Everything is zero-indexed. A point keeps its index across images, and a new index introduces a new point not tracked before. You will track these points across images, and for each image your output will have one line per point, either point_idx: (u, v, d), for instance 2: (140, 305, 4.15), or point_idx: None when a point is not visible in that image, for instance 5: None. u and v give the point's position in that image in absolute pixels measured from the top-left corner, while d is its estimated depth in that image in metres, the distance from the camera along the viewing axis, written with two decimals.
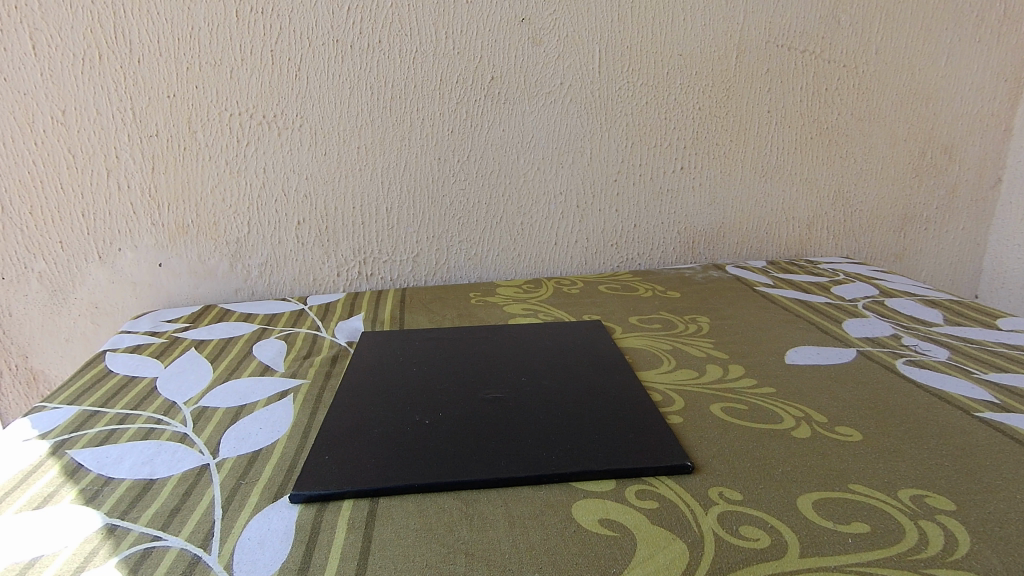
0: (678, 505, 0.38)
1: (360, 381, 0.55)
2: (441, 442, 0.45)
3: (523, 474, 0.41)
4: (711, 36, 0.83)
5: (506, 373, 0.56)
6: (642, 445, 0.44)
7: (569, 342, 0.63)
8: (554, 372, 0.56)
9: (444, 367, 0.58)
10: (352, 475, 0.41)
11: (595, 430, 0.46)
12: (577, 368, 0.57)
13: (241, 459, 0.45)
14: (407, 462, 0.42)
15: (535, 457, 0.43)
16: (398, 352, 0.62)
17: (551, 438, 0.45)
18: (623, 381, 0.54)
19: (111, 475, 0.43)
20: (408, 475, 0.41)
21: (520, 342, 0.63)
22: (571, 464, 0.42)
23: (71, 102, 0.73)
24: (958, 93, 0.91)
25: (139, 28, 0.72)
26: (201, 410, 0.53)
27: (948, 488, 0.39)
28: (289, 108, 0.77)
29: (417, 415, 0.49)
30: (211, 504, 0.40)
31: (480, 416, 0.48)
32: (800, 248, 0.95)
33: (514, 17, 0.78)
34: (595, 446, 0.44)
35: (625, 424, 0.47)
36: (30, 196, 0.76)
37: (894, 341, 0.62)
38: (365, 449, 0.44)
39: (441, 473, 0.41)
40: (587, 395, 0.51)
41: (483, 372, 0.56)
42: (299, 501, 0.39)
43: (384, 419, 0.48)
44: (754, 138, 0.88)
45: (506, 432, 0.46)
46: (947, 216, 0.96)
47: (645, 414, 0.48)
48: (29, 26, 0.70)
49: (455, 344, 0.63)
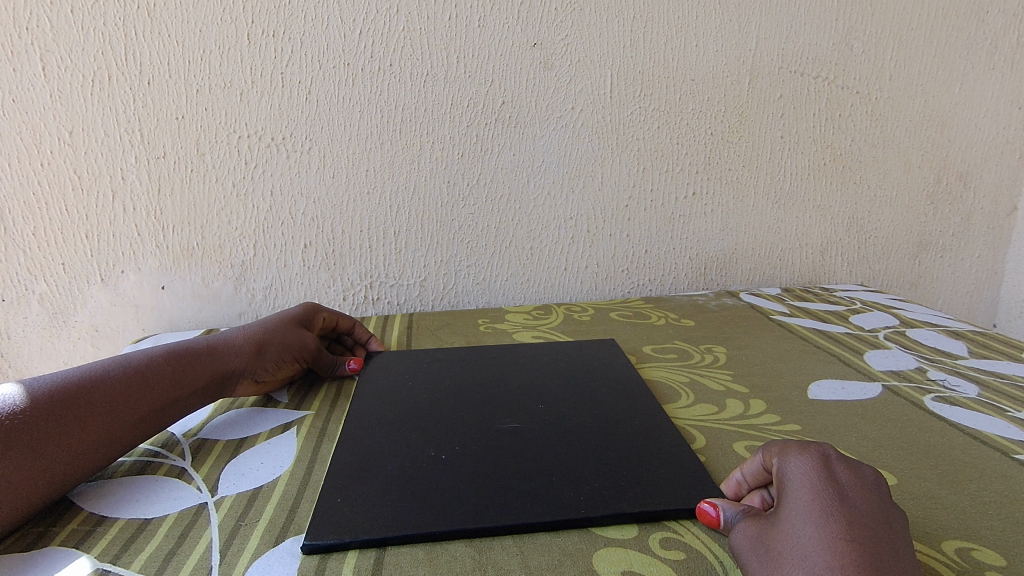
0: (706, 556, 0.36)
1: (367, 409, 0.53)
2: (457, 481, 0.42)
3: (545, 519, 0.38)
4: (723, 62, 0.82)
5: (523, 400, 0.54)
6: (671, 485, 0.41)
7: (587, 367, 0.61)
8: (573, 399, 0.54)
9: (455, 395, 0.55)
10: (361, 519, 0.39)
11: (620, 464, 0.44)
12: (597, 394, 0.55)
13: (242, 497, 0.43)
14: (420, 501, 0.40)
15: (560, 495, 0.40)
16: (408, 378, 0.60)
17: (575, 476, 0.42)
18: (645, 408, 0.52)
19: (104, 514, 0.41)
20: (420, 518, 0.39)
21: (536, 367, 0.61)
22: (596, 507, 0.39)
23: (78, 123, 0.73)
24: (972, 119, 0.89)
25: (149, 50, 0.72)
26: (199, 443, 0.50)
27: (994, 541, 0.36)
28: (299, 130, 0.77)
29: (432, 450, 0.46)
30: (209, 548, 0.38)
31: (498, 449, 0.46)
32: (813, 275, 0.94)
33: (526, 42, 0.77)
34: (621, 485, 0.41)
35: (650, 459, 0.44)
36: (33, 217, 0.75)
37: (920, 375, 0.60)
38: (372, 490, 0.42)
39: (456, 516, 0.39)
40: (610, 426, 0.49)
41: (497, 401, 0.54)
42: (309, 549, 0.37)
43: (397, 455, 0.46)
44: (767, 164, 0.87)
45: (525, 469, 0.44)
46: (963, 244, 0.94)
47: (672, 444, 0.46)
48: (39, 47, 0.70)
49: (466, 365, 0.62)
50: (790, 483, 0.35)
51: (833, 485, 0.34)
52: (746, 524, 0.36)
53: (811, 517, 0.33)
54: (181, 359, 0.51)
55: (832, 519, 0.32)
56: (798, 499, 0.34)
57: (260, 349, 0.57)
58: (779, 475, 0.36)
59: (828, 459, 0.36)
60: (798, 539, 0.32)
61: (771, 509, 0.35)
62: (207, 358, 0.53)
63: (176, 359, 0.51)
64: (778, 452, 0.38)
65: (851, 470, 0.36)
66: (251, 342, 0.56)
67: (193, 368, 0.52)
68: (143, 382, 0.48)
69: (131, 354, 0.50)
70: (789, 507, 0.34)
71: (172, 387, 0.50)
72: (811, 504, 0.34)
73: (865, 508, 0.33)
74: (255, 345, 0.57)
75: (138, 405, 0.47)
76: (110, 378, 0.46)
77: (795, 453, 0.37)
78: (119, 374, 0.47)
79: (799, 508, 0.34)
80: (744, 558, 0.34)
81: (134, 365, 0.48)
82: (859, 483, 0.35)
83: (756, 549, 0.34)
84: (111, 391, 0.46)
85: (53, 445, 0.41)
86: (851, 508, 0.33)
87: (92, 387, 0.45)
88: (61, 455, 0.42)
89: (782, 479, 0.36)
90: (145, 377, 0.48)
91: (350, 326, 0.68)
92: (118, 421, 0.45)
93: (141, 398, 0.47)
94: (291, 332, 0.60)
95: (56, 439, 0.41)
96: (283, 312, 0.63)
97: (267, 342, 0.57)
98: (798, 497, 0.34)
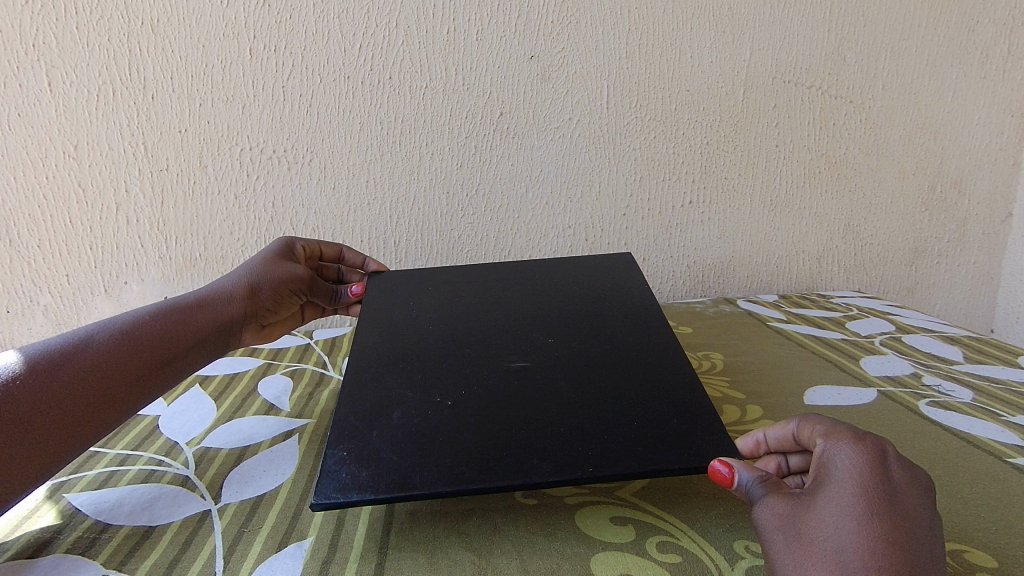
0: (702, 560, 0.36)
1: (373, 346, 0.54)
2: (465, 431, 0.42)
3: (555, 477, 0.38)
4: (718, 73, 0.83)
5: (531, 335, 0.54)
6: (686, 436, 0.41)
7: (601, 299, 0.60)
8: (583, 334, 0.54)
9: (462, 326, 0.56)
10: (364, 480, 0.38)
11: (632, 417, 0.43)
12: (610, 330, 0.54)
13: (245, 504, 0.43)
14: (423, 461, 0.40)
15: (568, 454, 0.40)
16: (413, 308, 0.60)
17: (587, 428, 0.42)
18: (659, 350, 0.51)
19: (109, 522, 0.42)
20: (422, 481, 0.38)
21: (541, 297, 0.62)
22: (608, 465, 0.38)
23: (83, 137, 0.74)
24: (965, 126, 0.90)
25: (153, 65, 0.73)
26: (203, 451, 0.51)
27: (986, 542, 0.37)
28: (300, 142, 0.78)
29: (438, 395, 0.46)
30: (212, 554, 0.38)
31: (506, 392, 0.46)
32: (810, 282, 0.95)
33: (524, 54, 0.79)
34: (634, 439, 0.40)
35: (663, 410, 0.43)
36: (38, 229, 0.76)
37: (915, 380, 0.60)
38: (383, 443, 0.42)
39: (461, 477, 0.38)
40: (623, 369, 0.48)
41: (503, 332, 0.55)
42: (320, 509, 0.36)
43: (404, 401, 0.46)
44: (763, 172, 0.88)
45: (535, 417, 0.43)
46: (958, 250, 0.95)
47: (688, 393, 0.45)
48: (45, 63, 0.71)
49: (473, 298, 0.62)
50: (836, 471, 0.34)
51: (883, 481, 0.33)
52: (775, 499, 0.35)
53: (853, 512, 0.32)
54: (182, 308, 0.53)
55: (877, 518, 0.31)
56: (842, 490, 0.33)
57: (251, 287, 0.59)
58: (825, 460, 0.35)
59: (882, 452, 0.35)
60: (836, 531, 0.32)
61: (810, 490, 0.34)
62: (202, 308, 0.55)
63: (177, 308, 0.53)
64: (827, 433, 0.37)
65: (905, 467, 0.35)
66: (242, 283, 0.59)
67: (194, 312, 0.54)
68: (153, 334, 0.49)
69: (118, 318, 0.50)
70: (831, 495, 0.33)
71: (181, 331, 0.51)
72: (856, 498, 0.33)
73: (913, 510, 0.32)
74: (244, 287, 0.59)
75: (152, 349, 0.48)
76: (118, 331, 0.48)
77: (847, 440, 0.36)
78: (125, 328, 0.48)
79: (844, 496, 0.33)
80: (772, 535, 0.34)
81: (138, 318, 0.50)
82: (911, 484, 0.34)
83: (786, 530, 0.34)
84: (123, 341, 0.47)
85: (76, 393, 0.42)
86: (898, 510, 0.32)
87: (104, 341, 0.46)
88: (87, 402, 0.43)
89: (828, 465, 0.35)
90: (153, 328, 0.50)
91: (337, 253, 0.71)
92: (128, 372, 0.46)
93: (154, 344, 0.49)
94: (277, 266, 0.62)
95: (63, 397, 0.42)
96: (265, 250, 0.65)
97: (256, 279, 0.60)
98: (843, 488, 0.33)
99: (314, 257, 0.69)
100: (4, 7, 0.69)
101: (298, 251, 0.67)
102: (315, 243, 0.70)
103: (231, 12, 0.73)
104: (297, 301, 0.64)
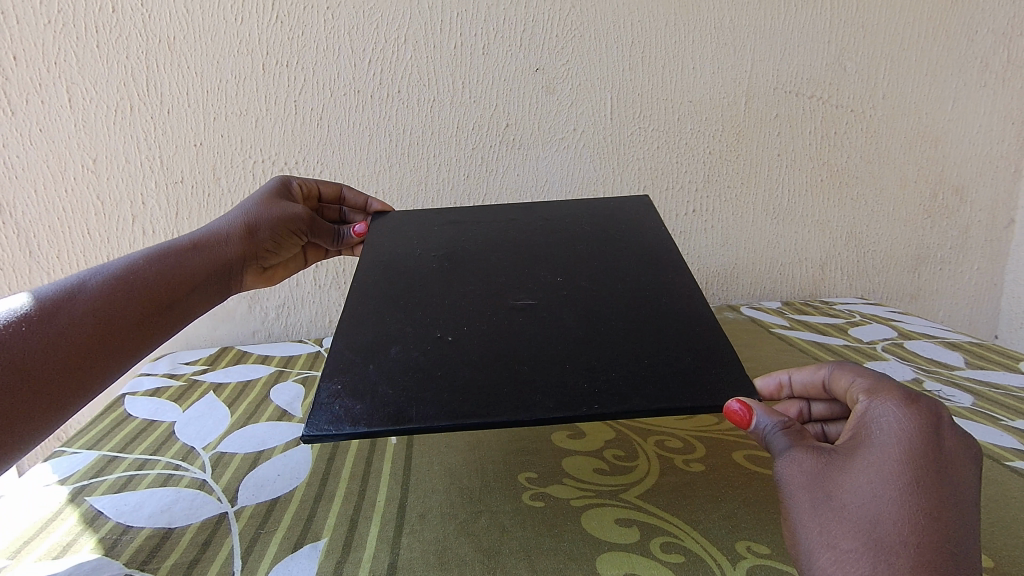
0: (705, 560, 0.37)
1: (373, 280, 0.53)
2: (465, 367, 0.43)
3: (560, 415, 0.38)
4: (720, 84, 0.85)
5: (538, 270, 0.54)
6: (696, 374, 0.41)
7: (615, 234, 0.58)
8: (594, 271, 0.53)
9: (469, 263, 0.56)
10: (358, 411, 0.39)
11: (641, 356, 0.43)
12: (623, 266, 0.53)
13: (260, 507, 0.45)
14: (421, 394, 0.40)
15: (575, 390, 0.40)
16: (420, 245, 0.59)
17: (597, 365, 0.42)
18: (671, 286, 0.50)
19: (130, 523, 0.43)
20: (417, 415, 0.39)
21: (553, 231, 0.60)
22: (618, 402, 0.39)
23: (101, 151, 0.76)
24: (966, 134, 0.91)
25: (170, 81, 0.75)
26: (218, 455, 0.53)
27: (984, 543, 0.38)
28: (311, 155, 0.80)
29: (438, 331, 0.47)
30: (230, 554, 0.40)
31: (506, 328, 0.47)
32: (814, 289, 0.96)
33: (529, 67, 0.81)
34: (645, 378, 0.41)
35: (674, 349, 0.43)
36: (57, 240, 0.78)
37: (916, 385, 0.61)
38: (380, 375, 0.42)
39: (459, 413, 0.39)
40: (636, 306, 0.48)
41: (511, 269, 0.54)
42: (309, 440, 0.37)
43: (403, 336, 0.46)
44: (766, 181, 0.90)
45: (540, 356, 0.43)
46: (961, 257, 0.96)
47: (701, 333, 0.45)
48: (66, 80, 0.73)
49: (479, 233, 0.61)
50: (880, 434, 0.33)
51: (931, 451, 0.32)
52: (802, 453, 0.35)
53: (896, 483, 0.31)
54: (182, 254, 0.55)
55: (920, 492, 0.31)
56: (886, 457, 0.32)
57: (246, 230, 0.61)
58: (870, 420, 0.34)
59: (935, 418, 0.33)
60: (874, 500, 0.31)
61: (846, 449, 0.34)
62: (198, 250, 0.57)
63: (177, 254, 0.55)
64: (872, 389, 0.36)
65: (956, 437, 0.33)
66: (237, 226, 0.61)
67: (190, 257, 0.56)
68: (158, 280, 0.51)
69: (115, 262, 0.51)
70: (872, 460, 0.32)
71: (182, 273, 0.54)
72: (901, 468, 0.31)
73: (957, 482, 0.32)
74: (240, 228, 0.61)
75: (158, 290, 0.50)
76: (125, 277, 0.49)
77: (897, 401, 0.34)
78: (130, 272, 0.50)
79: (887, 464, 0.32)
80: (799, 490, 0.34)
81: (140, 263, 0.52)
82: (958, 455, 0.33)
83: (815, 488, 0.33)
84: (131, 284, 0.49)
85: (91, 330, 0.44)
86: (942, 484, 0.31)
87: (113, 286, 0.48)
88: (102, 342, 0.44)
89: (872, 426, 0.34)
90: (158, 273, 0.52)
91: (336, 193, 0.71)
92: (136, 306, 0.48)
93: (160, 288, 0.51)
94: (273, 205, 0.63)
95: (76, 330, 0.43)
96: (261, 189, 0.66)
97: (251, 222, 0.61)
98: (887, 455, 0.32)
99: (313, 196, 0.70)
100: (27, 26, 0.71)
101: (293, 190, 0.68)
102: (312, 182, 0.70)
103: (245, 29, 0.75)
104: (296, 241, 0.66)
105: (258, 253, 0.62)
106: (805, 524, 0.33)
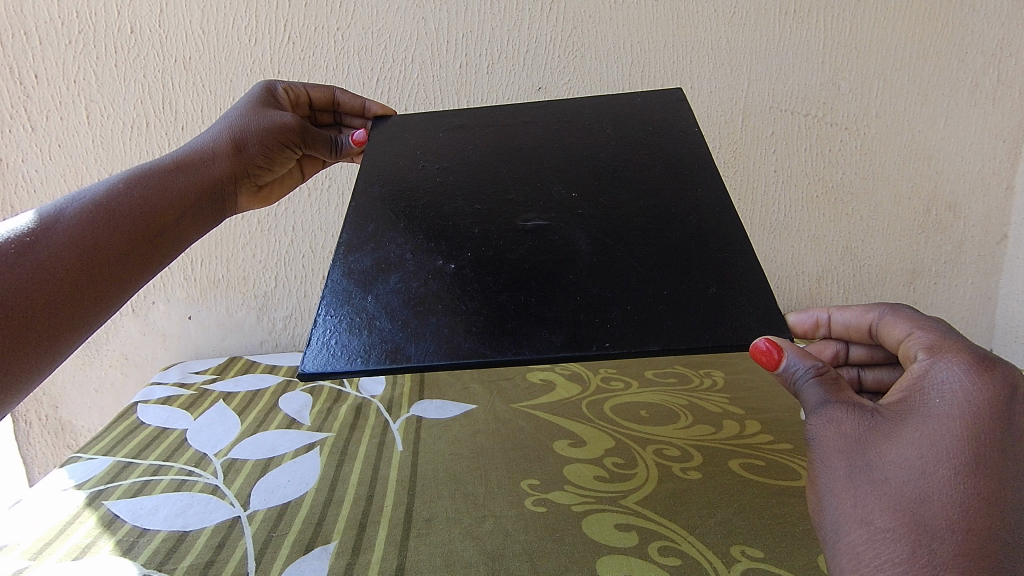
0: (700, 562, 0.39)
1: (375, 196, 0.54)
2: (466, 296, 0.45)
3: (561, 353, 0.40)
4: (717, 102, 0.88)
5: (549, 184, 0.54)
6: (712, 311, 0.42)
7: (626, 145, 0.57)
8: (608, 186, 0.53)
9: (478, 176, 0.56)
10: (357, 347, 0.42)
11: (661, 288, 0.44)
12: (650, 180, 0.53)
13: (272, 511, 0.46)
14: (421, 330, 0.42)
15: (585, 326, 0.42)
16: (423, 153, 0.59)
17: (607, 295, 0.44)
18: (701, 204, 0.51)
19: (146, 526, 0.45)
20: (415, 353, 0.41)
21: (560, 137, 0.60)
22: (631, 341, 0.40)
23: (117, 166, 0.79)
24: (958, 153, 0.92)
25: (185, 99, 0.78)
26: (230, 462, 0.54)
27: None
28: None
29: (440, 259, 0.48)
30: (244, 557, 0.41)
31: (507, 253, 0.48)
32: (811, 301, 0.98)
33: (531, 86, 0.83)
34: (660, 314, 0.42)
35: (696, 281, 0.44)
36: None
37: None
38: (378, 308, 0.44)
39: (460, 352, 0.41)
40: (659, 226, 0.49)
41: (520, 185, 0.55)
42: (307, 378, 0.40)
43: (403, 264, 0.48)
44: (762, 197, 0.93)
45: (547, 286, 0.45)
46: (955, 271, 0.98)
47: (727, 265, 0.46)
48: (85, 98, 0.76)
49: (488, 141, 0.60)
50: (938, 407, 0.35)
51: (993, 433, 0.33)
52: (840, 414, 0.37)
53: (949, 463, 0.33)
54: (170, 172, 0.56)
55: (974, 476, 0.32)
56: (942, 433, 0.34)
57: (233, 146, 0.61)
58: (927, 390, 0.36)
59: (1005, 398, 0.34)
60: (922, 476, 0.33)
61: (893, 418, 0.36)
62: (186, 171, 0.57)
63: (165, 172, 0.55)
64: (934, 351, 0.37)
65: None
66: (223, 139, 0.60)
67: (179, 175, 0.56)
68: (145, 200, 0.52)
69: (95, 188, 0.51)
70: (926, 433, 0.34)
71: (171, 193, 0.54)
72: (957, 449, 0.33)
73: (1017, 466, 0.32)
74: (227, 143, 0.60)
75: (148, 209, 0.52)
76: (114, 196, 0.50)
77: (964, 372, 0.35)
78: (118, 193, 0.51)
79: (943, 443, 0.33)
80: (839, 449, 0.36)
81: (126, 184, 0.52)
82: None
83: (857, 450, 0.35)
84: (119, 204, 0.50)
85: (80, 248, 0.46)
86: (1000, 470, 0.32)
87: (103, 206, 0.49)
88: (89, 260, 0.46)
89: (930, 396, 0.35)
90: (148, 194, 0.53)
91: (328, 97, 0.70)
92: (122, 232, 0.49)
93: (149, 210, 0.52)
94: (259, 115, 0.62)
95: (56, 262, 0.44)
96: (248, 98, 0.65)
97: (236, 135, 0.61)
98: (943, 431, 0.34)
99: (303, 102, 0.69)
100: (49, 46, 0.74)
101: (280, 97, 0.67)
102: (300, 87, 0.68)
103: (258, 49, 0.78)
104: (290, 153, 0.66)
105: (250, 170, 0.62)
106: (841, 486, 0.35)
